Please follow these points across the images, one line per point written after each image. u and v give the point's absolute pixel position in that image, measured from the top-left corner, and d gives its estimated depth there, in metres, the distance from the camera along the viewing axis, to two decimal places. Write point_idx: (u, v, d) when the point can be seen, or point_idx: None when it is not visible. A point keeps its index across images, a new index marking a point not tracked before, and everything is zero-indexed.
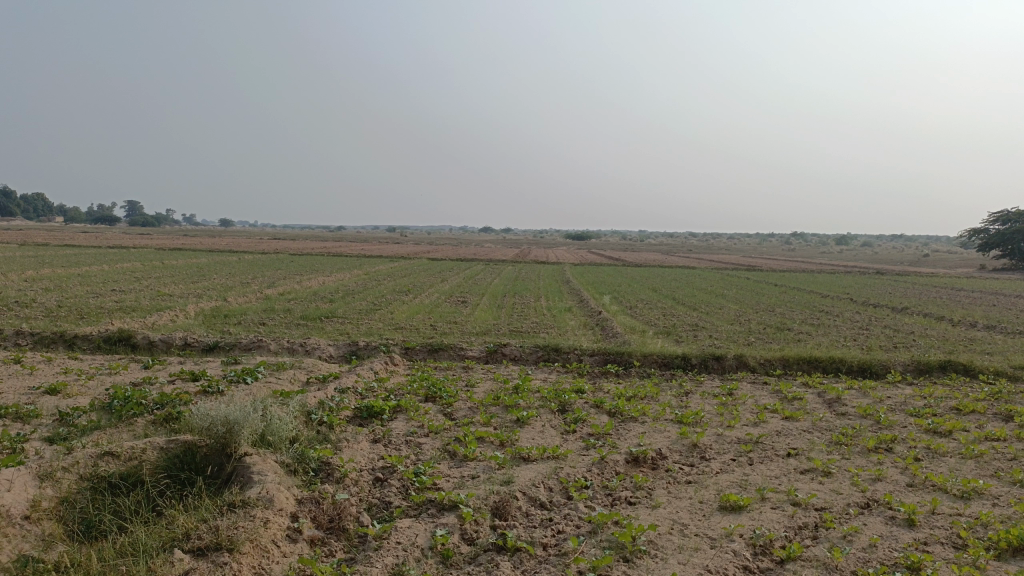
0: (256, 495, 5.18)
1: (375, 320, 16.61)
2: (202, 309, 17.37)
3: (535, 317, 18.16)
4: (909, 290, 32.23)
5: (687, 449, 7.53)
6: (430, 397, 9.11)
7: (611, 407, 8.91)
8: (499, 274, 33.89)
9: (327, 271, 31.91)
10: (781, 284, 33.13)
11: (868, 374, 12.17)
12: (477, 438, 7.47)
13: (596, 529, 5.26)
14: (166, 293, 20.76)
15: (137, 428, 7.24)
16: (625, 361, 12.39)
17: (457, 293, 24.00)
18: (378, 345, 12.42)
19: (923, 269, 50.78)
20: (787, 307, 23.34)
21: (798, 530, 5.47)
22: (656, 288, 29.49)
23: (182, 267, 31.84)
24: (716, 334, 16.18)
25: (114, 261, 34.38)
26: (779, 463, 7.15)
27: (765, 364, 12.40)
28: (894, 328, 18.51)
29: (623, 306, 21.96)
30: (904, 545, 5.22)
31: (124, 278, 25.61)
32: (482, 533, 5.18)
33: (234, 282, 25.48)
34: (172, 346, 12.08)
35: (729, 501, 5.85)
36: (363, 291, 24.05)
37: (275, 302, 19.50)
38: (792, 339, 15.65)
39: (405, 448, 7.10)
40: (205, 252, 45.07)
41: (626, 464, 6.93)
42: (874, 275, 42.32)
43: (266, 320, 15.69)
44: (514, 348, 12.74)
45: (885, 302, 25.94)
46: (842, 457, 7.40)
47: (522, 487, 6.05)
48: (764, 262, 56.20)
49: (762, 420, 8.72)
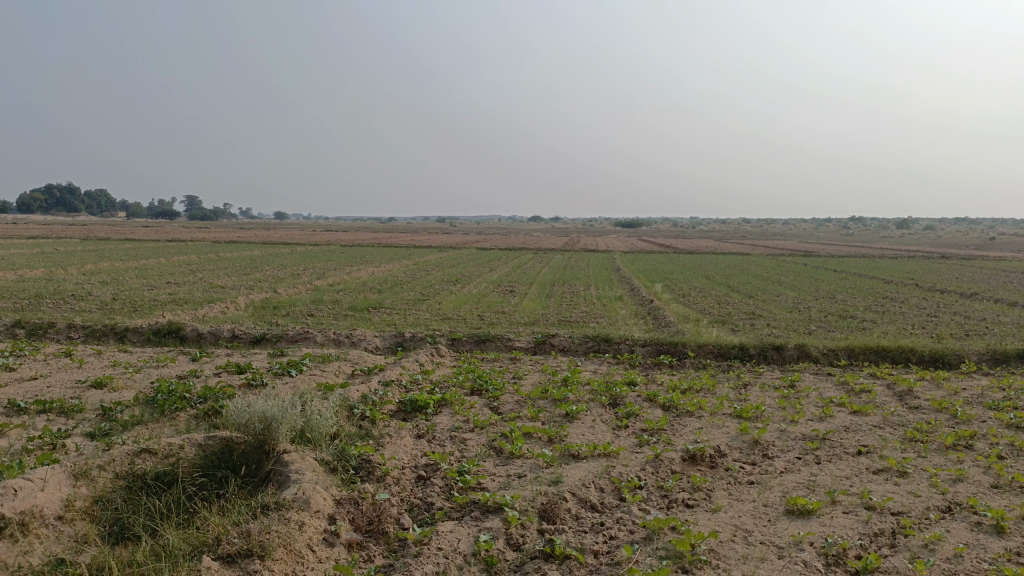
0: (292, 496, 4.94)
1: (423, 310, 16.42)
2: (252, 300, 17.42)
3: (584, 306, 17.74)
4: (978, 275, 30.81)
5: (748, 446, 7.07)
6: (477, 390, 8.82)
7: (665, 401, 8.49)
8: (549, 263, 33.51)
9: (377, 262, 31.99)
10: (840, 270, 31.98)
11: (940, 365, 11.46)
12: (525, 434, 7.15)
13: (651, 535, 4.88)
14: (218, 285, 20.96)
15: (179, 423, 7.12)
16: (679, 351, 11.91)
17: (505, 283, 23.69)
18: (424, 337, 12.19)
19: (991, 252, 48.71)
20: (848, 293, 22.42)
21: (874, 538, 5.01)
22: (711, 275, 28.74)
23: (236, 259, 32.24)
24: (775, 323, 15.54)
25: (171, 254, 35.03)
26: (848, 462, 6.65)
27: (829, 354, 11.78)
28: (964, 314, 17.58)
29: (675, 294, 21.38)
30: (995, 556, 4.70)
31: (180, 270, 26.01)
32: (529, 539, 4.85)
33: (285, 273, 25.66)
34: (220, 339, 12.05)
35: (796, 505, 5.41)
36: (412, 281, 23.93)
37: (323, 293, 19.46)
38: (856, 327, 14.93)
39: (450, 445, 6.83)
40: (260, 243, 45.82)
41: (683, 463, 6.53)
42: (938, 259, 40.67)
43: (314, 311, 15.62)
44: (563, 339, 12.38)
45: (952, 288, 24.74)
46: (918, 456, 6.86)
47: (571, 487, 5.70)
48: (822, 247, 54.44)
49: (827, 415, 8.20)
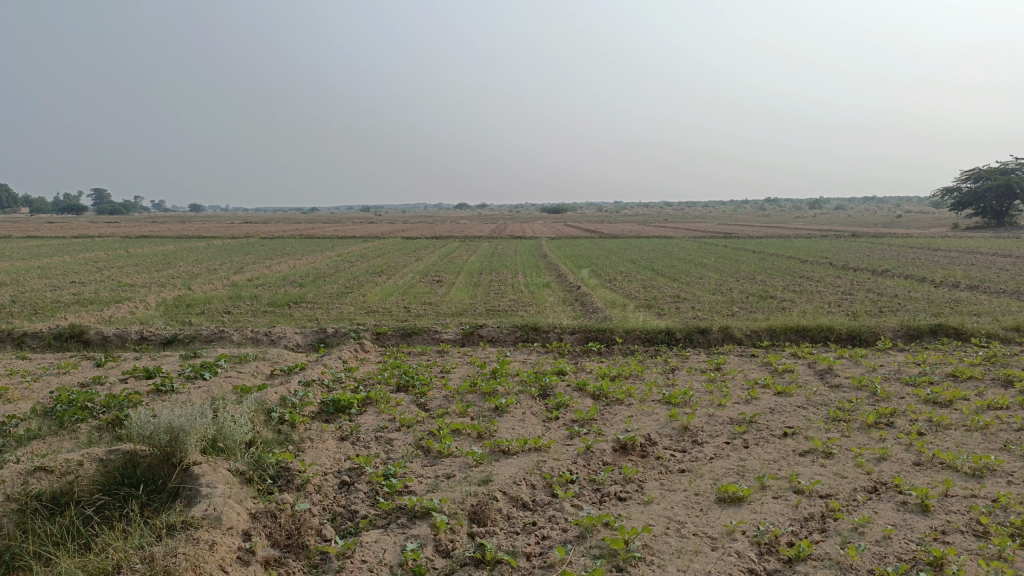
0: (201, 513, 4.60)
1: (346, 304, 15.96)
2: (164, 299, 16.60)
3: (512, 294, 17.59)
4: (887, 252, 32.08)
5: (678, 433, 7.04)
6: (402, 387, 8.54)
7: (594, 390, 8.39)
8: (475, 251, 33.24)
9: (299, 254, 31.11)
10: (759, 251, 32.83)
11: (857, 343, 11.77)
12: (453, 431, 6.94)
13: (585, 533, 4.74)
14: (128, 283, 19.93)
15: (80, 436, 6.62)
16: (607, 338, 11.87)
17: (430, 272, 23.33)
18: (348, 332, 11.81)
19: (899, 230, 50.84)
20: (767, 274, 22.95)
21: (804, 523, 5.01)
22: (635, 259, 29.05)
23: (148, 255, 30.82)
24: (700, 305, 15.73)
25: (77, 251, 33.24)
26: (775, 445, 6.68)
27: (752, 336, 11.95)
28: (878, 291, 18.19)
29: (602, 279, 21.46)
30: (921, 536, 4.76)
31: (86, 269, 24.65)
32: (458, 544, 4.65)
33: (201, 268, 24.63)
34: (128, 341, 11.39)
35: (727, 492, 5.37)
36: (335, 273, 23.31)
37: (241, 289, 18.72)
38: (777, 308, 15.26)
39: (375, 446, 6.56)
40: (174, 238, 44.03)
41: (614, 453, 6.44)
42: (850, 238, 42.26)
43: (231, 309, 14.98)
44: (491, 329, 12.19)
45: (864, 266, 25.67)
46: (842, 435, 6.95)
47: (501, 486, 5.53)
48: (742, 229, 55.86)
49: (753, 397, 8.25)
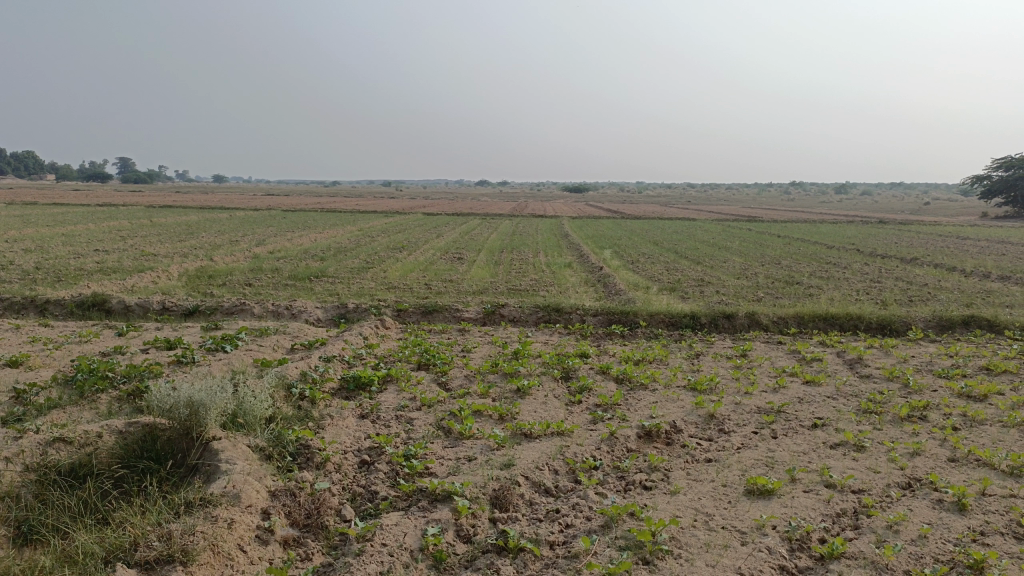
0: (220, 490, 4.52)
1: (367, 279, 15.88)
2: (186, 269, 16.60)
3: (534, 274, 17.42)
4: (915, 240, 31.51)
5: (704, 421, 6.88)
6: (423, 366, 8.43)
7: (618, 374, 8.24)
8: (496, 229, 33.08)
9: (320, 228, 31.09)
10: (784, 236, 32.35)
11: (887, 332, 11.50)
12: (474, 412, 6.83)
13: (609, 523, 4.61)
14: (150, 252, 19.97)
15: (101, 406, 6.58)
16: (630, 321, 11.70)
17: (452, 250, 23.20)
18: (368, 308, 11.71)
19: (927, 217, 49.98)
20: (793, 259, 22.60)
21: (836, 519, 4.85)
22: (658, 241, 28.72)
23: (170, 225, 30.90)
24: (724, 290, 15.48)
25: (101, 219, 33.42)
26: (804, 436, 6.50)
27: (779, 323, 11.72)
28: (906, 280, 17.83)
29: (625, 261, 21.23)
30: (959, 537, 4.59)
31: (109, 237, 24.75)
32: (480, 530, 4.55)
33: (223, 239, 24.65)
34: (149, 311, 11.37)
35: (756, 485, 5.21)
36: (356, 248, 23.25)
37: (263, 262, 18.70)
38: (803, 294, 14.98)
39: (395, 426, 6.47)
40: (197, 208, 44.19)
41: (638, 440, 6.30)
42: (876, 224, 41.60)
43: (253, 281, 14.93)
44: (513, 309, 12.05)
45: (891, 253, 25.22)
46: (873, 428, 6.76)
47: (524, 471, 5.41)
48: (765, 212, 55.20)
49: (781, 386, 8.07)
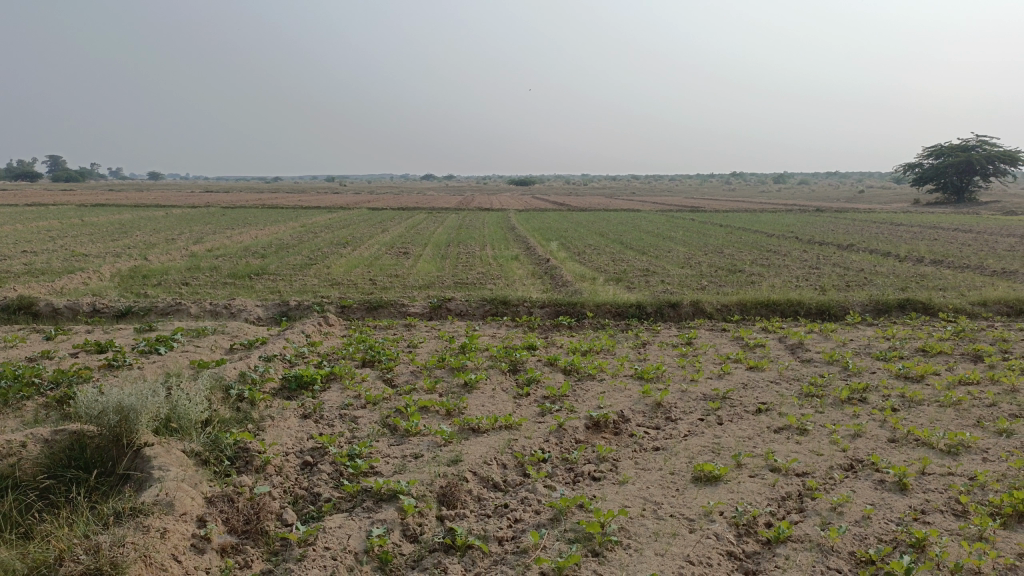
0: (152, 499, 4.32)
1: (310, 275, 15.56)
2: (120, 270, 16.01)
3: (480, 267, 17.31)
4: (851, 227, 32.39)
5: (651, 409, 6.89)
6: (368, 362, 8.26)
7: (566, 365, 8.21)
8: (442, 223, 32.82)
9: (261, 224, 30.43)
10: (726, 225, 32.90)
11: (827, 317, 11.75)
12: (421, 408, 6.71)
13: (558, 516, 4.55)
14: (81, 253, 19.20)
15: (26, 414, 6.26)
16: (577, 312, 11.69)
17: (396, 244, 22.93)
18: (311, 305, 11.45)
19: (862, 205, 51.41)
20: (735, 247, 22.97)
21: (782, 503, 4.89)
22: (604, 232, 28.88)
23: (103, 224, 29.84)
24: (669, 279, 15.61)
25: (29, 219, 32.07)
26: (750, 422, 6.55)
27: (723, 310, 11.86)
28: (844, 265, 18.28)
29: (571, 252, 21.29)
30: (901, 516, 4.66)
31: (37, 238, 23.75)
32: (427, 529, 4.45)
33: (159, 238, 23.86)
34: (79, 314, 10.90)
35: (703, 471, 5.21)
36: (299, 245, 22.78)
37: (201, 260, 18.16)
38: (746, 281, 15.22)
39: (339, 425, 6.31)
40: (131, 206, 42.74)
41: (587, 431, 6.27)
42: (814, 212, 42.65)
43: (190, 280, 14.49)
44: (459, 303, 11.93)
45: (828, 240, 25.86)
46: (816, 411, 6.87)
47: (471, 466, 5.32)
48: (708, 202, 56.05)
49: (726, 372, 8.14)
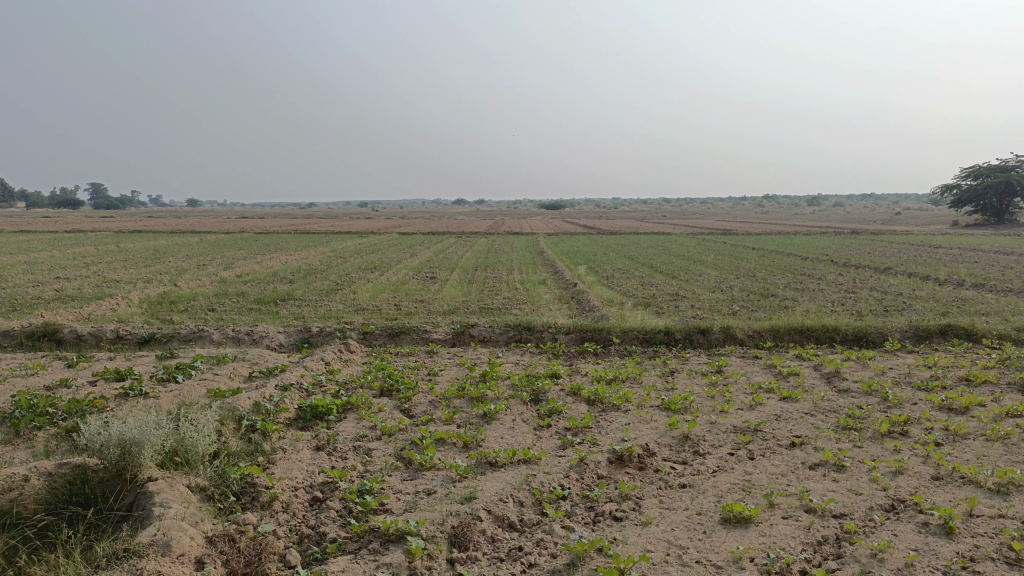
0: (149, 539, 4.13)
1: (336, 301, 15.47)
2: (148, 296, 16.08)
3: (507, 292, 17.10)
4: (888, 249, 31.61)
5: (678, 442, 6.58)
6: (386, 392, 8.06)
7: (589, 394, 7.93)
8: (471, 247, 32.75)
9: (292, 250, 30.62)
10: (758, 248, 32.36)
11: (864, 344, 11.30)
12: (437, 440, 6.48)
13: (575, 561, 4.26)
14: (113, 279, 19.38)
15: (37, 445, 6.15)
16: (603, 338, 11.39)
17: (424, 269, 22.85)
18: (333, 332, 11.32)
19: (899, 226, 50.38)
20: (767, 271, 22.51)
21: (818, 548, 4.55)
22: (633, 255, 28.54)
23: (138, 250, 30.28)
24: (699, 304, 15.24)
25: (67, 245, 32.66)
26: (783, 456, 6.21)
27: (755, 336, 11.48)
28: (881, 289, 17.72)
29: (599, 277, 21.00)
30: (948, 564, 4.30)
31: (72, 264, 24.14)
32: (436, 573, 4.19)
33: (189, 264, 24.08)
34: (103, 341, 10.89)
35: (732, 512, 4.89)
36: (327, 269, 22.81)
37: (229, 285, 18.23)
38: (779, 306, 14.80)
39: (352, 458, 6.11)
40: (166, 233, 43.37)
41: (610, 466, 5.98)
42: (849, 235, 41.83)
43: (216, 306, 14.48)
44: (483, 329, 11.71)
45: (865, 263, 25.21)
46: (854, 446, 6.49)
47: (485, 504, 5.06)
48: (740, 225, 55.35)
49: (757, 403, 7.78)
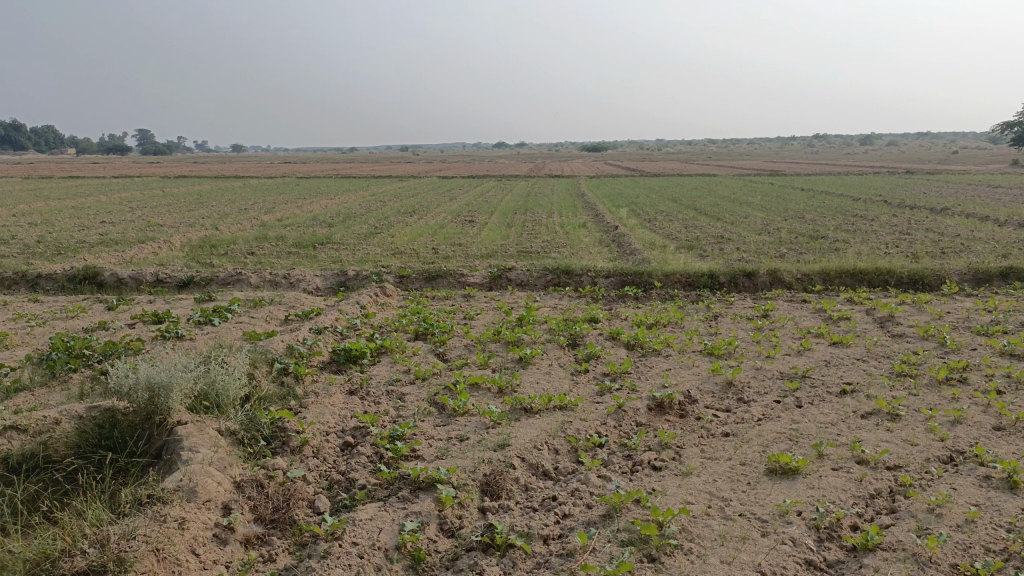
0: (173, 484, 4.06)
1: (374, 244, 15.36)
2: (189, 240, 16.15)
3: (546, 235, 16.80)
4: (945, 189, 30.33)
5: (721, 389, 6.32)
6: (421, 336, 7.91)
7: (629, 339, 7.68)
8: (511, 191, 32.31)
9: (332, 194, 30.58)
10: (807, 189, 31.33)
11: (920, 287, 10.79)
12: (471, 385, 6.33)
13: (611, 513, 4.08)
14: (156, 223, 19.54)
15: (72, 388, 6.15)
16: (644, 283, 11.06)
17: (463, 212, 22.61)
18: (369, 275, 11.20)
19: (956, 166, 48.33)
20: (816, 213, 21.73)
21: (870, 501, 4.30)
22: (677, 198, 27.85)
23: (182, 195, 30.57)
24: (745, 246, 14.76)
25: (113, 191, 33.11)
26: (833, 405, 5.91)
27: (803, 280, 11.04)
28: (938, 231, 16.94)
29: (642, 219, 20.53)
30: (1013, 521, 4.01)
31: (118, 209, 24.45)
32: (466, 523, 4.05)
33: (231, 208, 24.20)
34: (142, 284, 10.94)
35: (779, 463, 4.65)
36: (366, 213, 22.70)
37: (269, 229, 18.26)
38: (829, 249, 14.25)
39: (385, 402, 5.99)
40: (210, 177, 43.73)
41: (649, 413, 5.76)
42: (902, 175, 40.31)
43: (256, 250, 14.47)
44: (520, 272, 11.48)
45: (920, 204, 24.20)
46: (909, 394, 6.16)
47: (519, 452, 4.89)
48: (788, 166, 53.68)
49: (806, 348, 7.45)
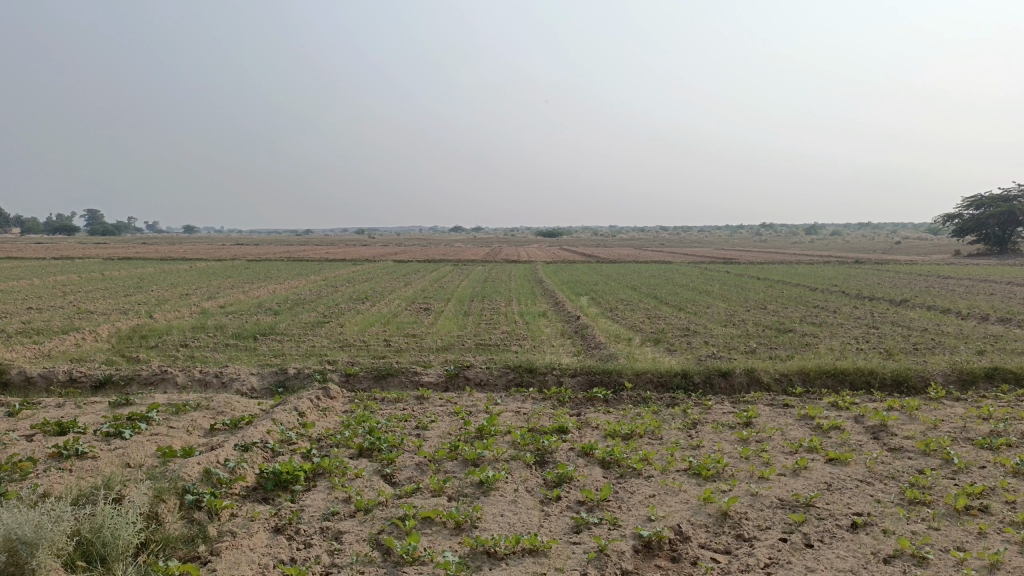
0: None
1: (321, 336, 14.33)
2: (119, 330, 14.91)
3: (505, 326, 15.98)
4: (898, 280, 30.60)
5: (716, 522, 5.42)
6: (365, 453, 6.87)
7: (604, 456, 6.75)
8: (468, 276, 31.68)
9: (282, 279, 29.49)
10: (764, 278, 31.34)
11: (904, 389, 10.15)
12: (423, 520, 5.32)
13: None
14: (86, 310, 18.25)
15: None
16: (613, 382, 10.23)
17: (418, 299, 21.79)
18: (312, 373, 10.16)
19: (902, 256, 49.56)
20: (778, 303, 21.40)
21: None
22: (636, 286, 27.43)
23: (122, 278, 29.16)
24: (713, 341, 14.11)
25: (50, 274, 31.52)
26: (848, 545, 5.04)
27: (782, 381, 10.32)
28: (904, 325, 16.60)
29: (603, 309, 19.93)
30: None
31: (49, 293, 22.99)
32: None
33: (171, 293, 22.97)
34: (53, 384, 9.72)
35: None
36: (316, 300, 21.73)
37: (209, 318, 17.12)
38: (800, 344, 13.70)
39: (317, 545, 4.94)
40: (156, 260, 42.35)
41: (636, 558, 4.82)
42: (852, 264, 40.93)
43: (190, 342, 13.32)
44: (479, 370, 10.57)
45: (879, 295, 24.13)
46: (931, 529, 5.33)
47: None
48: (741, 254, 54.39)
49: (803, 468, 6.61)
